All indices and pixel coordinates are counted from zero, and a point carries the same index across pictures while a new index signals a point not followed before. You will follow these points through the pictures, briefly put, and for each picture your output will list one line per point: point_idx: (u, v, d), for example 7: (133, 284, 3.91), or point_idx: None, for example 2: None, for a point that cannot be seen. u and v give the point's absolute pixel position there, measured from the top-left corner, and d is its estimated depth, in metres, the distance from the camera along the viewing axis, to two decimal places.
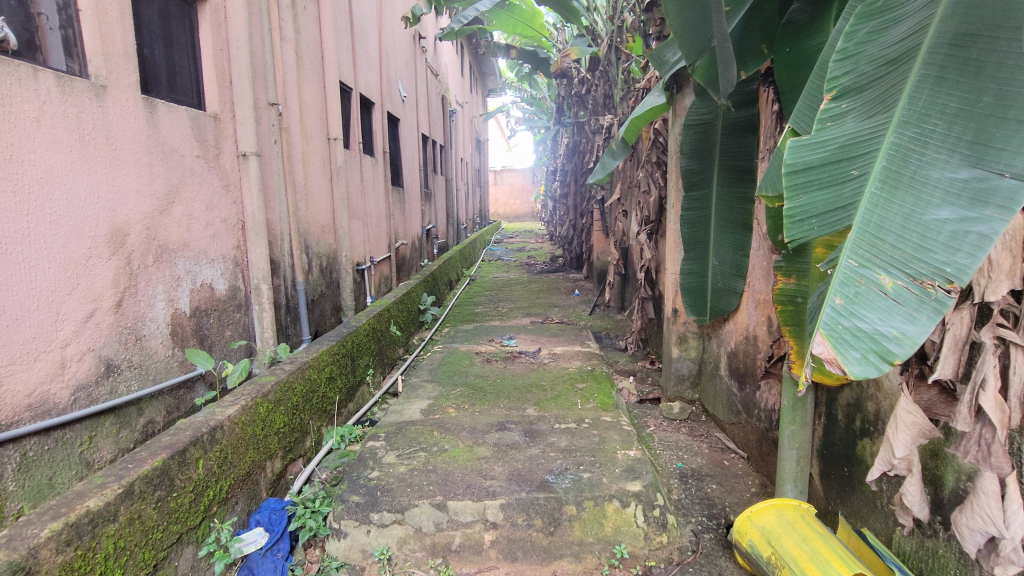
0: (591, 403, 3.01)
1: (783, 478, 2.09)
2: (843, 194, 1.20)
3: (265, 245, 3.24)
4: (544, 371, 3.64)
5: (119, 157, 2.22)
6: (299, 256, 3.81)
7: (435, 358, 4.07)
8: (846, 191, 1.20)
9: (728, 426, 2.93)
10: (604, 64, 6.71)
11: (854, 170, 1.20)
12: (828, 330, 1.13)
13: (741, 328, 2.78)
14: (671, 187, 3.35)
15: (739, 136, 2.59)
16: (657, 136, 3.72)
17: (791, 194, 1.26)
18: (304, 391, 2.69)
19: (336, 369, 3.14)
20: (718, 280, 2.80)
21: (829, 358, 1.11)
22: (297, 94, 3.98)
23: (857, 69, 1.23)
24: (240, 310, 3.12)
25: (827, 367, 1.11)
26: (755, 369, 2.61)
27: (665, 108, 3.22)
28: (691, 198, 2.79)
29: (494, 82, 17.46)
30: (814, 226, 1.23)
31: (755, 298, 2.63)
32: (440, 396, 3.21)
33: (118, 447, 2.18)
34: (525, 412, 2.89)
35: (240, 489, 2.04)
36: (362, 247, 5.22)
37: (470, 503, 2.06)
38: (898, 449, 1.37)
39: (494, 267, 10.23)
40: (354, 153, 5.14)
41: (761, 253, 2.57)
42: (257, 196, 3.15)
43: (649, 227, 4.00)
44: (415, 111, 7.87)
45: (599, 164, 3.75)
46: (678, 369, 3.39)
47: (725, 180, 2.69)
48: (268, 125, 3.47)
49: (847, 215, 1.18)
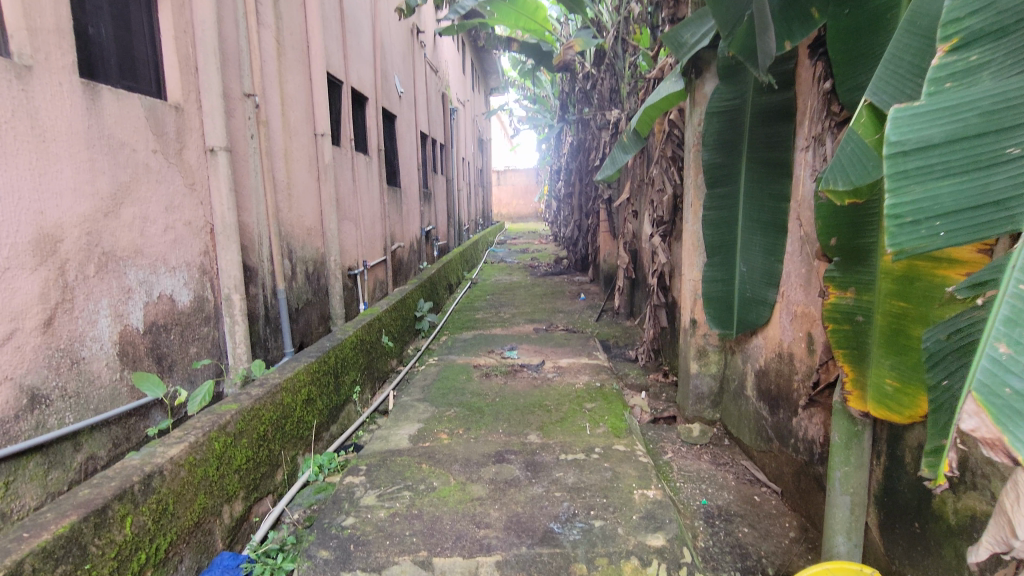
0: (602, 428, 2.66)
1: (833, 530, 1.76)
2: (993, 186, 0.88)
3: (237, 251, 2.91)
4: (548, 388, 3.30)
5: (49, 151, 1.90)
6: (280, 262, 3.49)
7: (429, 372, 3.73)
8: (996, 180, 0.88)
9: (758, 454, 2.59)
10: (610, 57, 6.37)
11: (1006, 150, 0.87)
12: (985, 393, 0.79)
13: (771, 344, 2.44)
14: (688, 184, 3.00)
15: (773, 125, 2.25)
16: (671, 128, 3.35)
17: (899, 184, 0.94)
18: (275, 418, 2.36)
19: (316, 390, 2.81)
20: (746, 287, 2.47)
21: (988, 438, 0.76)
22: (279, 85, 3.66)
23: (996, 4, 0.91)
24: (209, 324, 2.80)
25: (987, 451, 0.76)
26: (791, 392, 2.27)
27: (682, 95, 2.88)
28: (713, 195, 2.52)
29: (496, 81, 17.13)
30: (939, 230, 0.91)
31: (791, 310, 2.26)
32: (432, 419, 2.87)
33: (46, 492, 1.87)
34: (527, 440, 2.55)
35: (185, 543, 1.71)
36: (353, 250, 4.90)
37: (460, 561, 1.72)
38: (990, 529, 0.93)
39: (496, 270, 9.90)
40: (345, 151, 4.82)
41: (797, 260, 2.22)
42: (227, 196, 2.83)
43: (662, 229, 3.65)
44: (413, 108, 7.55)
45: (609, 158, 3.39)
46: (697, 387, 3.05)
47: (755, 174, 2.35)
48: (243, 117, 3.15)
49: (1001, 214, 0.87)
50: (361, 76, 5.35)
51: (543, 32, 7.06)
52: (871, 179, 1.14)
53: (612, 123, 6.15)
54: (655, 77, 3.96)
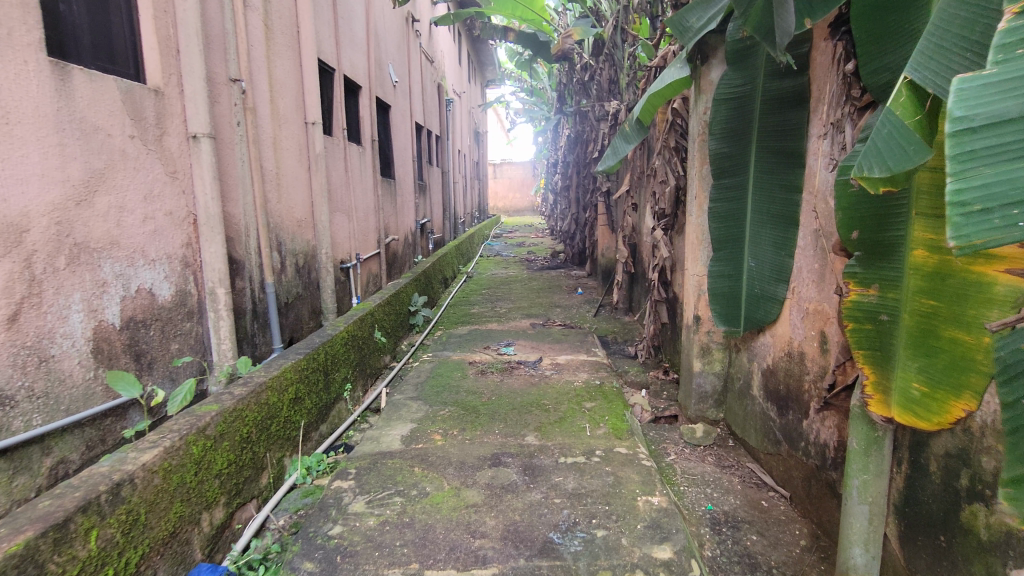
0: (603, 429, 2.56)
1: (850, 541, 1.67)
2: None
3: (221, 243, 2.78)
4: (546, 386, 3.19)
5: (13, 135, 1.77)
6: (269, 255, 3.36)
7: (423, 369, 3.62)
8: None
9: (765, 457, 2.49)
10: (608, 46, 6.24)
11: None
12: None
13: (780, 343, 2.34)
14: (693, 175, 2.89)
15: (785, 112, 2.14)
16: (674, 117, 3.23)
17: (962, 168, 0.86)
18: (259, 419, 2.23)
19: (304, 388, 2.69)
20: (754, 283, 2.37)
21: None
22: (267, 70, 3.52)
23: None
24: (192, 319, 2.67)
25: None
26: (802, 393, 2.17)
27: (687, 82, 2.76)
28: (720, 187, 2.42)
29: (493, 73, 16.97)
30: (1007, 220, 0.82)
31: (802, 307, 2.16)
32: (426, 419, 2.76)
33: (11, 500, 1.74)
34: (525, 442, 2.45)
35: (160, 555, 1.60)
36: (346, 243, 4.78)
37: (453, 574, 1.61)
38: None
39: (492, 264, 9.77)
40: (337, 140, 4.68)
41: (808, 254, 2.11)
42: (211, 185, 2.69)
43: (664, 222, 3.54)
44: (408, 98, 7.39)
45: (610, 148, 3.25)
46: (700, 386, 2.96)
47: (766, 164, 2.24)
48: (228, 103, 3.01)
49: None
50: (354, 64, 5.19)
51: (541, 22, 6.84)
52: (912, 164, 1.01)
53: (611, 114, 6.03)
54: (658, 65, 3.83)
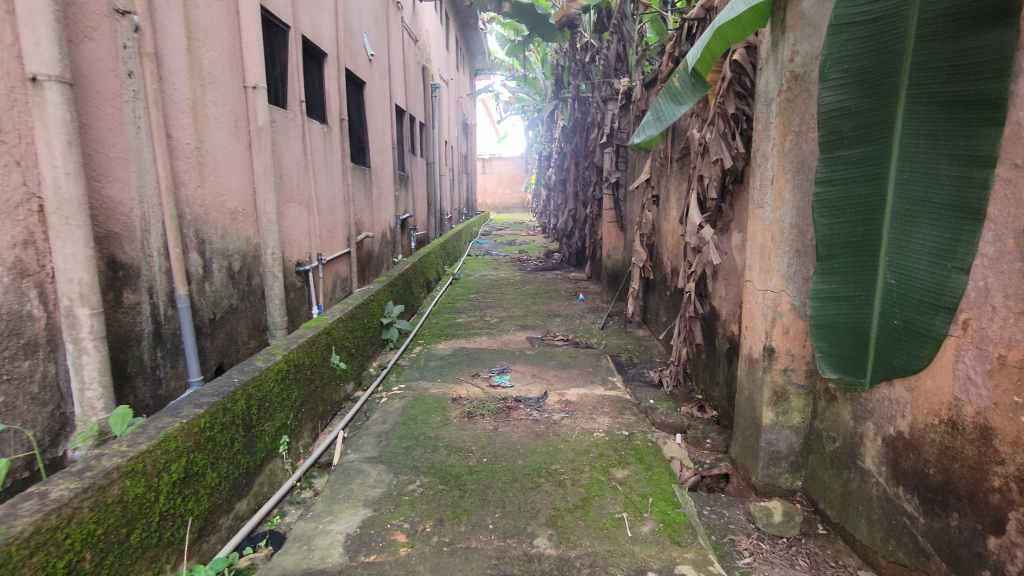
0: (649, 525, 1.72)
1: None
2: None
3: (86, 243, 1.89)
4: (556, 439, 2.35)
5: None
6: (178, 256, 2.49)
7: (393, 410, 2.76)
8: None
9: (890, 566, 1.67)
10: (617, 17, 5.41)
11: None
12: None
13: (929, 404, 1.51)
14: (765, 152, 2.08)
15: (965, 37, 1.31)
16: (735, 74, 2.34)
17: None
18: (101, 533, 1.36)
19: (204, 457, 1.81)
20: (890, 309, 1.53)
21: None
22: (181, 10, 2.62)
23: None
24: (33, 355, 1.80)
25: None
26: (986, 492, 1.36)
27: (765, 14, 1.93)
28: (831, 162, 1.61)
29: (481, 61, 16.20)
30: None
31: (988, 356, 1.34)
32: (388, 500, 1.90)
33: None
34: (535, 552, 1.59)
35: None
36: (303, 240, 3.90)
37: None
38: None
39: (482, 264, 8.89)
40: (292, 114, 3.80)
41: (1007, 272, 1.29)
42: (66, 155, 1.80)
43: (707, 217, 2.68)
44: (387, 76, 6.49)
45: (652, 111, 2.38)
46: (771, 445, 2.12)
47: (922, 123, 1.41)
48: (109, 43, 2.12)
49: None
50: (317, 25, 4.29)
51: None
52: None
53: (620, 93, 5.19)
54: (696, 18, 2.99)
